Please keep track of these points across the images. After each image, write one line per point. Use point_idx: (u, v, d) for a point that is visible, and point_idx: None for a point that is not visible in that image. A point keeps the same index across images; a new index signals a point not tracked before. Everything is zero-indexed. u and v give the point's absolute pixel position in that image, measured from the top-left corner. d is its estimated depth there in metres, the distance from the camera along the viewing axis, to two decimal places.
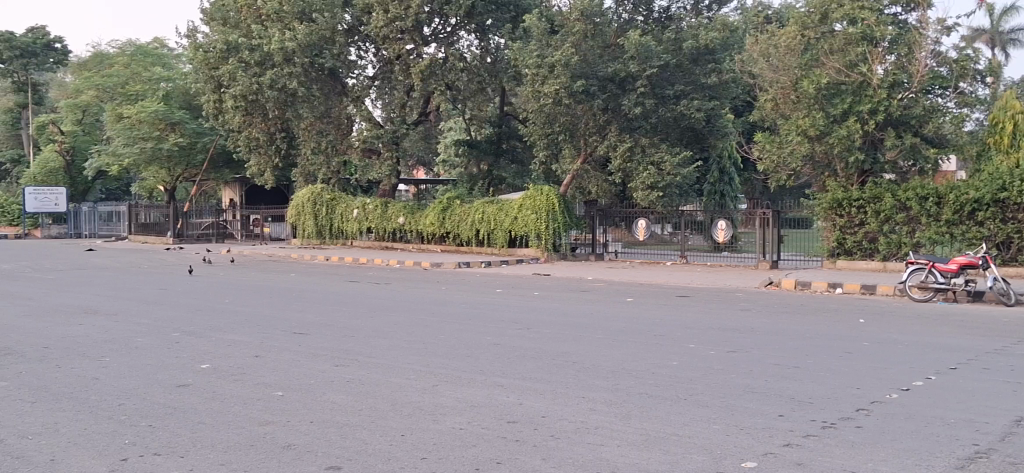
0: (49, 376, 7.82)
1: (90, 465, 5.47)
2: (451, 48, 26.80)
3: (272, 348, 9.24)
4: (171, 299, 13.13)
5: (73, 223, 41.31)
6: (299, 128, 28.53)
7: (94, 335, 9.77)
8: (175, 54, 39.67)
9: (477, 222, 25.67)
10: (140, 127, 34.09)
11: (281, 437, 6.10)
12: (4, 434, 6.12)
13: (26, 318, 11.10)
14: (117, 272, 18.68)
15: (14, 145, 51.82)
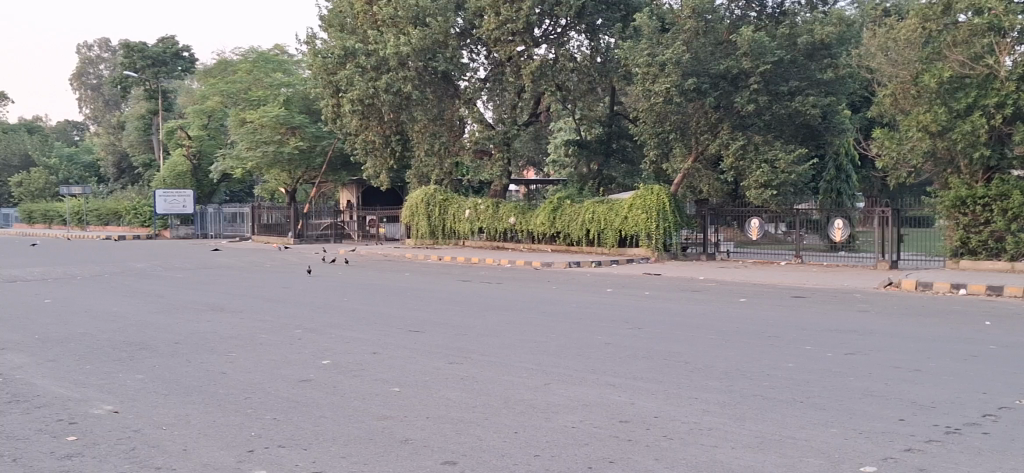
0: (181, 369, 8.22)
1: (220, 455, 5.73)
2: (562, 49, 26.86)
3: (388, 345, 9.49)
4: (293, 298, 13.59)
5: (199, 224, 43.07)
6: (413, 130, 29.04)
7: (221, 331, 10.22)
8: (295, 60, 40.86)
9: (587, 221, 25.66)
10: (262, 131, 35.29)
11: (399, 432, 6.27)
12: (142, 424, 6.47)
13: (159, 314, 11.66)
14: (241, 271, 19.43)
15: (145, 150, 54.35)
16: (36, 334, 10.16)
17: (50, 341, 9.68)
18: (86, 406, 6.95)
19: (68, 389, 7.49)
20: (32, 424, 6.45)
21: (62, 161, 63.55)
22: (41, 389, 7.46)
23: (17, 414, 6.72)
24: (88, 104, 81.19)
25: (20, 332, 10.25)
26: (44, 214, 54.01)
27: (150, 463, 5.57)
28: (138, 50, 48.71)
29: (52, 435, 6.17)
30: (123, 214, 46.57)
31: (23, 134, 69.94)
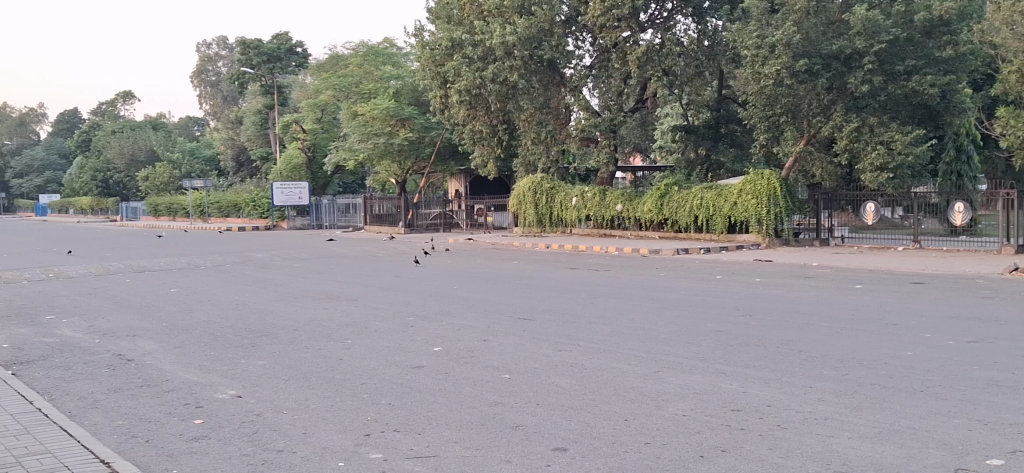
0: (300, 355, 8.50)
1: (338, 438, 5.91)
2: (668, 33, 26.54)
3: (498, 332, 9.59)
4: (405, 286, 13.85)
5: (314, 214, 44.25)
6: (519, 119, 29.17)
7: (337, 319, 10.51)
8: (404, 53, 41.50)
9: (695, 208, 25.35)
10: (373, 124, 35.95)
11: (510, 417, 6.34)
12: (264, 408, 6.72)
13: (279, 303, 12.06)
14: (356, 260, 19.91)
15: (262, 144, 55.99)
16: (164, 321, 10.65)
17: (177, 328, 10.13)
18: (211, 390, 7.26)
19: (194, 374, 7.83)
20: (162, 407, 6.78)
21: (185, 156, 66.14)
22: (170, 374, 7.82)
23: (148, 397, 7.07)
24: (208, 100, 84.15)
25: (151, 320, 10.77)
26: (170, 207, 56.35)
27: (271, 445, 5.78)
28: (254, 47, 50.22)
29: (181, 418, 6.47)
30: (243, 206, 48.19)
31: (149, 131, 73.00)
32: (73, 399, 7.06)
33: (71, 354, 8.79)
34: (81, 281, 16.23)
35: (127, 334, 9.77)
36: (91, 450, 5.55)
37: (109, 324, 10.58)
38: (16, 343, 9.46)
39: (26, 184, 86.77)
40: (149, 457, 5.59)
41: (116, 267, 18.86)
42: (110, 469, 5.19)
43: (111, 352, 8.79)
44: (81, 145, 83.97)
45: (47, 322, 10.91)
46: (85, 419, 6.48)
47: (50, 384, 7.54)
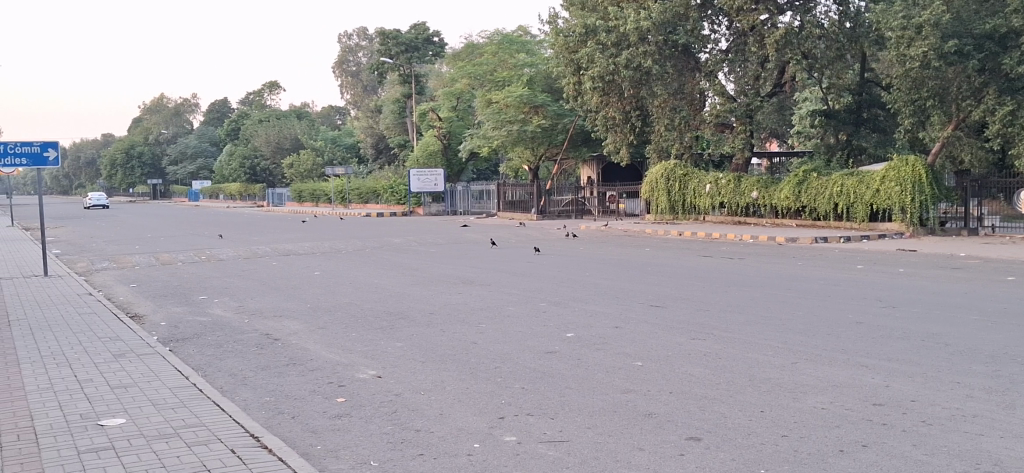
0: (436, 338, 8.68)
1: (474, 420, 6.02)
2: (808, 15, 25.80)
3: (630, 319, 9.57)
4: (538, 272, 13.95)
5: (449, 201, 45.01)
6: (653, 105, 28.73)
7: (472, 303, 10.71)
8: (538, 40, 41.65)
9: (836, 195, 24.56)
10: (508, 111, 36.27)
11: (643, 405, 6.32)
12: (402, 389, 6.90)
13: (415, 287, 12.37)
14: (490, 246, 20.17)
15: (400, 132, 57.19)
16: (308, 303, 11.06)
17: (320, 309, 10.51)
18: (352, 370, 7.51)
19: (336, 354, 8.11)
20: (307, 385, 7.06)
21: (326, 143, 68.22)
22: (314, 354, 8.12)
23: (294, 375, 7.37)
24: (348, 89, 86.45)
25: (295, 301, 11.20)
26: (312, 193, 58.29)
27: (409, 425, 5.94)
28: (393, 37, 51.44)
29: (324, 396, 6.72)
30: (381, 192, 49.42)
31: (294, 120, 75.69)
32: (224, 375, 7.43)
33: (222, 332, 9.25)
34: (232, 264, 17.02)
35: (273, 315, 10.21)
36: (241, 424, 5.82)
37: (257, 304, 11.07)
38: (173, 321, 10.03)
39: (181, 171, 91.29)
40: (295, 433, 5.83)
41: (264, 251, 19.70)
42: (259, 443, 5.43)
43: (259, 331, 9.20)
44: (230, 134, 87.74)
45: (201, 302, 11.50)
46: (236, 395, 6.81)
47: (204, 360, 7.95)
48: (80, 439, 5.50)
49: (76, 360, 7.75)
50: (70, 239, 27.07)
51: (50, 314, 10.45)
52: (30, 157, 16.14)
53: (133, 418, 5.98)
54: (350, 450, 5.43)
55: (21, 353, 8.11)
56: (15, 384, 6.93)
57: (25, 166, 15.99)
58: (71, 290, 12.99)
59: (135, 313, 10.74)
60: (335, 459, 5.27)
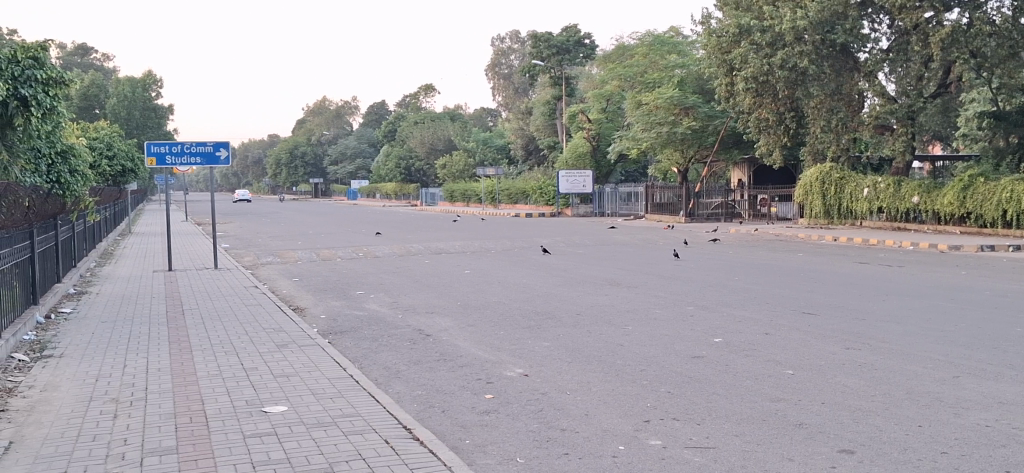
0: (582, 339, 8.74)
1: (619, 422, 6.04)
2: (977, 12, 24.49)
3: (781, 326, 9.36)
4: (686, 275, 13.82)
5: (597, 202, 44.97)
6: (809, 106, 27.86)
7: (619, 305, 10.72)
8: (690, 41, 41.13)
9: (1004, 201, 23.20)
10: (658, 113, 35.74)
11: (793, 415, 6.18)
12: (548, 388, 6.99)
13: (564, 287, 12.48)
14: (636, 248, 20.08)
15: (550, 134, 57.54)
16: (460, 300, 11.35)
17: (470, 307, 10.75)
18: (501, 368, 7.66)
19: (486, 351, 8.28)
20: (456, 381, 7.23)
21: (478, 144, 69.26)
22: (464, 350, 8.32)
23: (444, 370, 7.58)
24: (500, 91, 87.41)
25: (446, 299, 11.49)
26: (463, 193, 59.40)
27: (555, 424, 6.02)
28: (545, 40, 51.66)
29: (472, 392, 6.89)
30: (531, 193, 49.83)
31: (447, 121, 77.32)
32: (379, 368, 7.70)
33: (377, 326, 9.60)
34: (388, 261, 17.58)
35: (426, 311, 10.52)
36: (394, 416, 6.03)
37: (409, 300, 11.42)
38: (333, 314, 10.50)
39: (341, 171, 94.59)
40: (445, 426, 6.01)
41: (417, 248, 20.25)
42: (412, 435, 5.61)
43: (412, 327, 9.50)
44: (387, 135, 90.24)
45: (356, 297, 11.94)
46: (389, 387, 7.07)
47: (360, 353, 8.27)
48: (245, 424, 5.82)
49: (242, 349, 8.21)
50: (238, 233, 28.55)
51: (221, 305, 11.10)
52: (203, 156, 17.11)
53: (294, 405, 6.30)
54: (498, 446, 5.54)
55: (195, 340, 8.65)
56: (188, 370, 7.39)
57: (198, 164, 16.99)
58: (240, 282, 13.75)
59: (297, 306, 11.26)
60: (484, 454, 5.40)
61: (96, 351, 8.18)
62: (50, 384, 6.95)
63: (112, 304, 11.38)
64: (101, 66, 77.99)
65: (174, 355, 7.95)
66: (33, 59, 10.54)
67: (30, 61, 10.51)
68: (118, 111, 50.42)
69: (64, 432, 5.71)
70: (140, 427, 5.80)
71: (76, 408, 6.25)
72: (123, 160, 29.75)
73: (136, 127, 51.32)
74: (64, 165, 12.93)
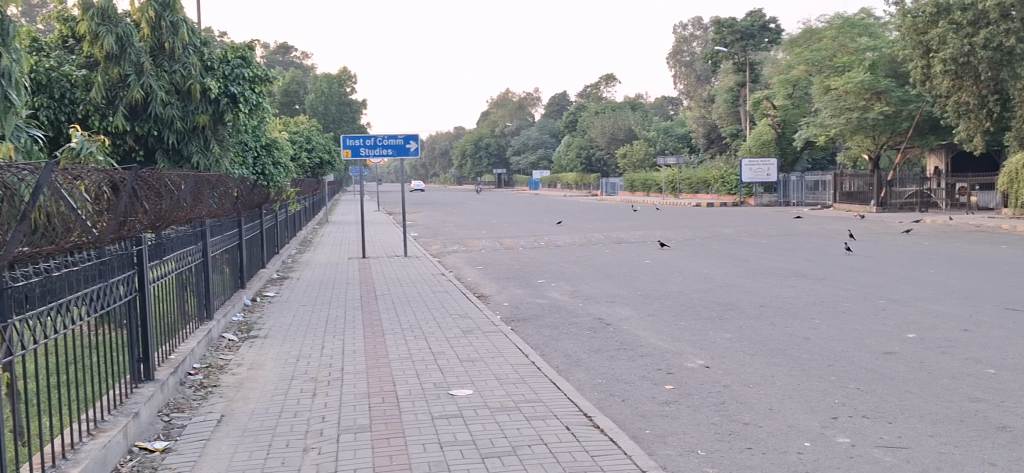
0: (765, 332, 8.54)
1: (804, 418, 5.89)
2: None
3: (983, 323, 8.82)
4: (876, 267, 13.22)
5: (782, 191, 43.65)
6: (1016, 89, 25.73)
7: (806, 298, 10.41)
8: (883, 22, 39.17)
9: None
10: (847, 98, 34.57)
11: (995, 417, 5.83)
12: (730, 381, 6.89)
13: (746, 278, 12.24)
14: (822, 239, 19.37)
15: (733, 122, 56.09)
16: (640, 290, 11.30)
17: (651, 297, 10.71)
18: (682, 359, 7.59)
19: (666, 342, 8.24)
20: (637, 370, 7.24)
21: (659, 134, 68.56)
22: (645, 340, 8.32)
23: (625, 360, 7.60)
24: (682, 80, 86.13)
25: (627, 288, 11.48)
26: (644, 182, 58.94)
27: (738, 418, 5.93)
28: (728, 26, 51.07)
29: (653, 383, 6.87)
30: (713, 182, 48.82)
31: (628, 110, 76.82)
32: (560, 355, 7.81)
33: (558, 314, 9.73)
34: (569, 250, 17.72)
35: (606, 300, 10.55)
36: (575, 403, 6.11)
37: (590, 289, 11.48)
38: (515, 301, 10.72)
39: (522, 161, 95.89)
40: (625, 416, 6.03)
41: (597, 238, 20.30)
42: (592, 422, 5.67)
43: (592, 316, 9.57)
44: (567, 125, 90.65)
45: (537, 285, 12.11)
46: (570, 375, 7.16)
47: (541, 340, 8.41)
48: (434, 406, 6.06)
49: (430, 334, 8.52)
50: (426, 223, 29.49)
51: (410, 291, 11.51)
52: (394, 149, 17.66)
53: (478, 389, 6.48)
54: (679, 437, 5.52)
55: (386, 325, 9.04)
56: (380, 352, 7.74)
57: (389, 156, 17.67)
58: (427, 270, 14.23)
59: (481, 293, 11.55)
60: (664, 445, 5.39)
61: (297, 333, 8.69)
62: (257, 362, 7.45)
63: (310, 289, 12.03)
64: (301, 64, 82.13)
65: (367, 338, 8.32)
66: (241, 58, 11.39)
67: (240, 60, 11.37)
68: (316, 106, 53.07)
69: (269, 407, 6.12)
70: (337, 405, 6.14)
71: (279, 385, 6.68)
72: (320, 153, 31.26)
73: (331, 121, 53.70)
74: (269, 158, 13.76)
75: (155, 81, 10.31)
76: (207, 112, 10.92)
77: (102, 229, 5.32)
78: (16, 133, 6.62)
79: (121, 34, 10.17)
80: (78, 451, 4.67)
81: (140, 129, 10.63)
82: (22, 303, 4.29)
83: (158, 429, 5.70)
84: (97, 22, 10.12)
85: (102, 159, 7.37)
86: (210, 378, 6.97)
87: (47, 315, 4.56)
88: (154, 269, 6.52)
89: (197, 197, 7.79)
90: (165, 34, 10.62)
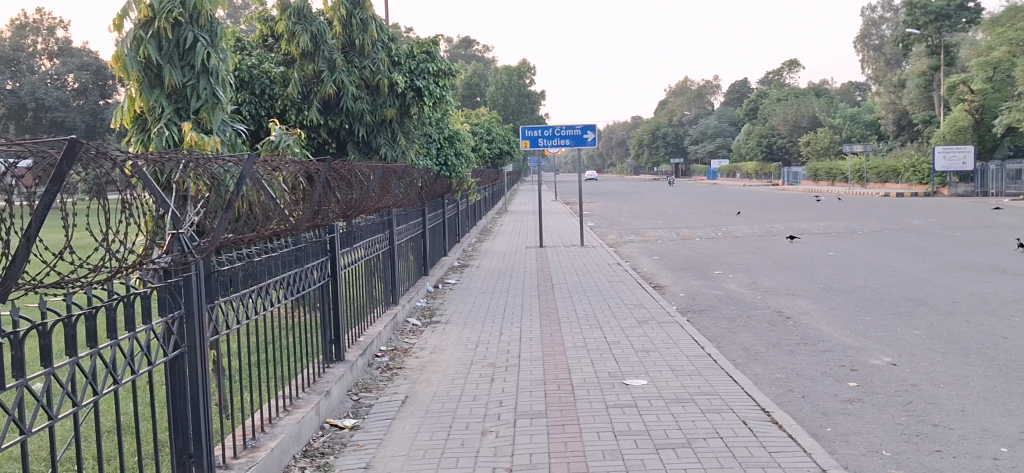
0: (959, 330, 8.11)
1: (1000, 422, 5.57)
2: None
3: None
4: None
5: (980, 181, 41.01)
6: None
7: (1005, 294, 9.79)
8: None
9: None
10: None
11: None
12: (918, 380, 6.59)
13: (938, 272, 11.64)
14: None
15: (926, 107, 53.01)
16: (823, 283, 10.95)
17: (834, 291, 10.35)
18: (867, 355, 7.32)
19: (850, 337, 7.97)
20: (818, 366, 7.05)
21: (845, 121, 65.71)
22: (827, 335, 8.07)
23: (806, 354, 7.41)
24: (870, 64, 82.08)
25: (809, 281, 11.14)
26: (828, 171, 56.71)
27: (927, 418, 5.68)
28: (921, 7, 49.20)
29: (836, 379, 6.68)
30: (903, 172, 46.40)
31: (812, 97, 74.04)
32: (737, 349, 7.69)
33: (737, 306, 9.58)
34: (748, 241, 17.32)
35: (786, 293, 10.28)
36: (753, 397, 6.02)
37: (769, 282, 11.22)
38: (692, 292, 10.61)
39: (701, 150, 94.13)
40: (805, 412, 5.89)
41: (777, 229, 19.73)
42: (770, 418, 5.56)
43: (773, 309, 9.36)
44: (748, 113, 88.29)
45: (715, 276, 11.93)
46: (748, 369, 7.04)
47: (718, 333, 8.30)
48: (608, 395, 6.11)
49: (605, 323, 8.57)
50: (601, 213, 29.43)
51: (586, 281, 11.59)
52: (572, 138, 17.88)
53: (653, 380, 6.49)
54: (862, 437, 5.35)
55: (562, 313, 9.15)
56: (556, 340, 7.87)
57: (567, 146, 17.80)
58: (604, 259, 14.28)
59: (657, 284, 11.49)
60: (846, 444, 5.24)
61: (478, 319, 8.95)
62: (439, 347, 7.72)
63: (489, 277, 12.31)
64: (482, 57, 83.55)
65: (543, 326, 8.47)
66: (427, 53, 11.79)
67: (425, 55, 11.78)
68: (496, 98, 53.94)
69: (450, 391, 6.34)
70: (514, 390, 6.30)
71: (460, 369, 6.91)
72: (500, 144, 31.78)
73: (511, 112, 54.39)
74: (451, 149, 14.13)
75: (346, 77, 10.81)
76: (394, 105, 11.34)
77: (298, 217, 5.65)
78: (223, 127, 7.08)
79: (316, 31, 10.71)
80: (275, 425, 5.00)
81: (332, 122, 11.15)
82: (229, 285, 4.61)
83: (347, 408, 6.01)
84: (294, 21, 10.70)
85: (300, 151, 7.80)
86: (395, 361, 7.28)
87: (250, 297, 4.89)
88: (345, 256, 6.87)
89: (384, 188, 8.13)
90: (356, 31, 11.15)
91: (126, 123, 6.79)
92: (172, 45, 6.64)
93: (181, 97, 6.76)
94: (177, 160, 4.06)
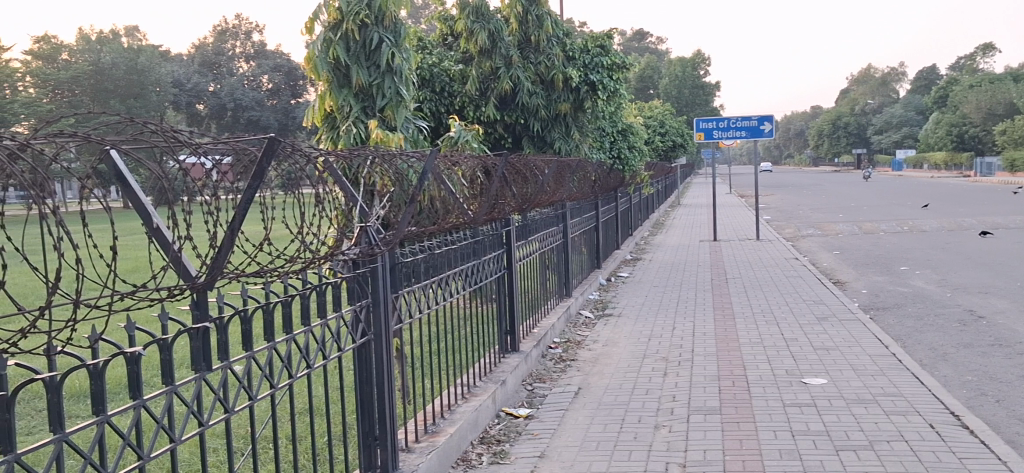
0: None
1: None
2: None
3: None
4: None
5: None
6: None
7: None
8: None
9: None
10: None
11: None
12: None
13: None
14: None
15: None
16: (1019, 281, 10.28)
17: None
18: None
19: None
20: (1015, 369, 6.64)
21: None
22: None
23: (1001, 356, 6.99)
24: None
25: (1003, 279, 10.47)
26: None
27: None
28: None
29: None
30: None
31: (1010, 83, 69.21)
32: (924, 348, 7.34)
33: (924, 304, 9.15)
34: (935, 236, 16.45)
35: (979, 291, 9.71)
36: (941, 399, 5.74)
37: (960, 279, 10.62)
38: (875, 289, 10.20)
39: (885, 140, 89.78)
40: (999, 418, 5.57)
41: (969, 223, 18.62)
42: (961, 422, 5.28)
43: (963, 307, 8.88)
44: (937, 101, 83.53)
45: (900, 273, 11.41)
46: (937, 370, 6.71)
47: (904, 331, 7.95)
48: (785, 393, 5.97)
49: (782, 319, 8.37)
50: (779, 206, 28.61)
51: (762, 276, 11.33)
52: (748, 130, 17.49)
53: (833, 379, 6.30)
54: None
55: (737, 308, 9.01)
56: (731, 336, 7.75)
57: (743, 138, 17.43)
58: (780, 254, 13.92)
59: (838, 279, 11.10)
60: None
61: (650, 313, 8.92)
62: (611, 340, 7.75)
63: (662, 271, 12.23)
64: (655, 49, 82.71)
65: (717, 321, 8.37)
66: (600, 47, 11.80)
67: (598, 49, 11.79)
68: (669, 90, 53.29)
69: (622, 384, 6.37)
70: (687, 385, 6.25)
71: (632, 363, 6.92)
72: (674, 136, 31.34)
73: (685, 104, 53.63)
74: (625, 143, 14.07)
75: (521, 73, 10.98)
76: (569, 100, 11.44)
77: (476, 210, 5.83)
78: (407, 124, 7.35)
79: (492, 29, 10.98)
80: (454, 412, 5.16)
81: (508, 118, 11.33)
82: (411, 276, 4.79)
83: (522, 397, 6.14)
84: (472, 20, 10.99)
85: (478, 146, 7.99)
86: (569, 352, 7.37)
87: (431, 287, 5.06)
88: (521, 248, 7.03)
89: (558, 181, 8.20)
90: (532, 27, 11.29)
91: (317, 121, 7.16)
92: (359, 46, 6.92)
93: (367, 95, 7.07)
94: (365, 156, 4.25)
